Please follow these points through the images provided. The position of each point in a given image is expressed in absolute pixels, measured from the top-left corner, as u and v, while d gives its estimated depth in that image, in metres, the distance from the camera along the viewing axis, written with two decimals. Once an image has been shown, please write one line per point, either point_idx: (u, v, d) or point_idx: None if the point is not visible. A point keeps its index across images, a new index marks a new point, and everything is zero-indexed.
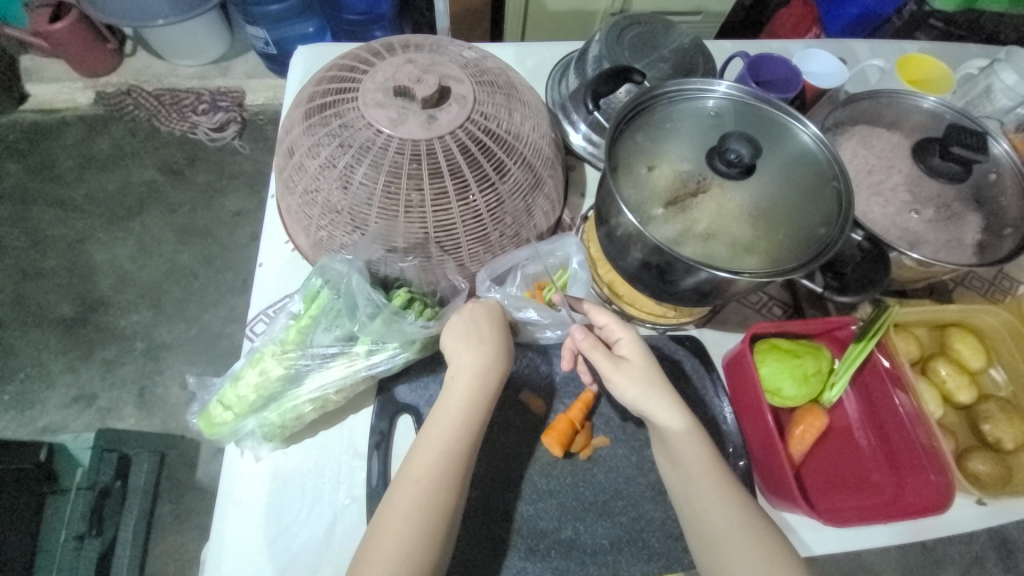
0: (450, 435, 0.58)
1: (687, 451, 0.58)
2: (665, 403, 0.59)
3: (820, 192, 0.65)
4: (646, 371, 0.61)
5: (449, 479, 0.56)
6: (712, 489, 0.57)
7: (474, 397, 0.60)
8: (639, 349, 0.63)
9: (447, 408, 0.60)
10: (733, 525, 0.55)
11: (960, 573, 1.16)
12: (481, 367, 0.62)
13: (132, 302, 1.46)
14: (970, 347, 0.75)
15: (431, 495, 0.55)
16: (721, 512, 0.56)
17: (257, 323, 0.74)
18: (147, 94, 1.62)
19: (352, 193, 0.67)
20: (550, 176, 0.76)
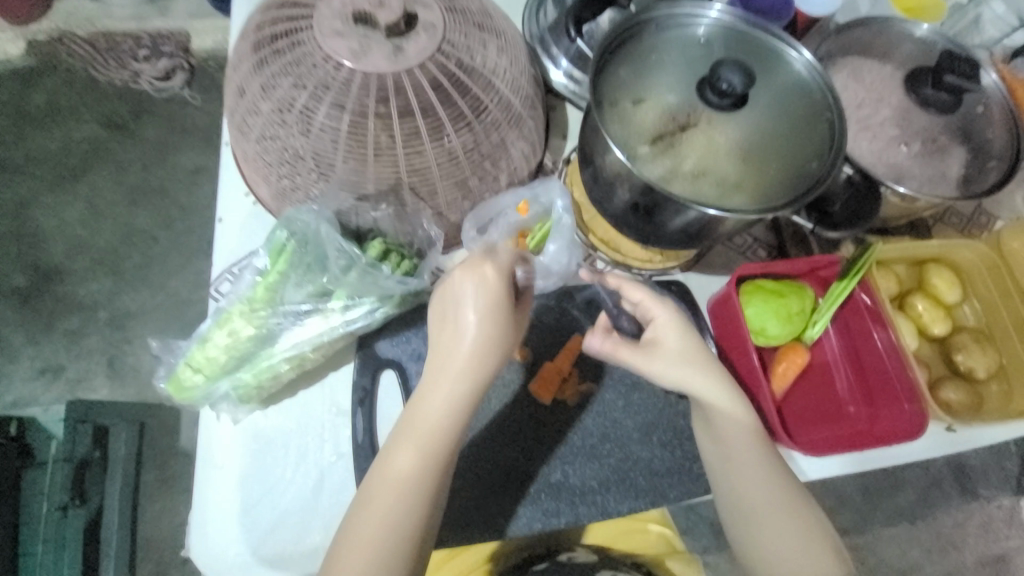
0: (420, 456, 0.54)
1: (735, 427, 0.60)
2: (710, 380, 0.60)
3: (812, 125, 0.62)
4: (689, 352, 0.61)
5: (439, 464, 0.54)
6: (757, 464, 0.59)
7: (466, 378, 0.55)
8: (680, 330, 0.62)
9: (435, 390, 0.55)
10: (769, 499, 0.58)
11: (918, 494, 1.25)
12: (473, 344, 0.55)
13: (90, 270, 1.37)
14: (947, 281, 0.77)
15: (419, 482, 0.53)
16: (760, 486, 0.59)
17: (222, 282, 0.69)
18: (80, 40, 1.43)
19: (314, 137, 0.61)
20: (530, 115, 0.71)
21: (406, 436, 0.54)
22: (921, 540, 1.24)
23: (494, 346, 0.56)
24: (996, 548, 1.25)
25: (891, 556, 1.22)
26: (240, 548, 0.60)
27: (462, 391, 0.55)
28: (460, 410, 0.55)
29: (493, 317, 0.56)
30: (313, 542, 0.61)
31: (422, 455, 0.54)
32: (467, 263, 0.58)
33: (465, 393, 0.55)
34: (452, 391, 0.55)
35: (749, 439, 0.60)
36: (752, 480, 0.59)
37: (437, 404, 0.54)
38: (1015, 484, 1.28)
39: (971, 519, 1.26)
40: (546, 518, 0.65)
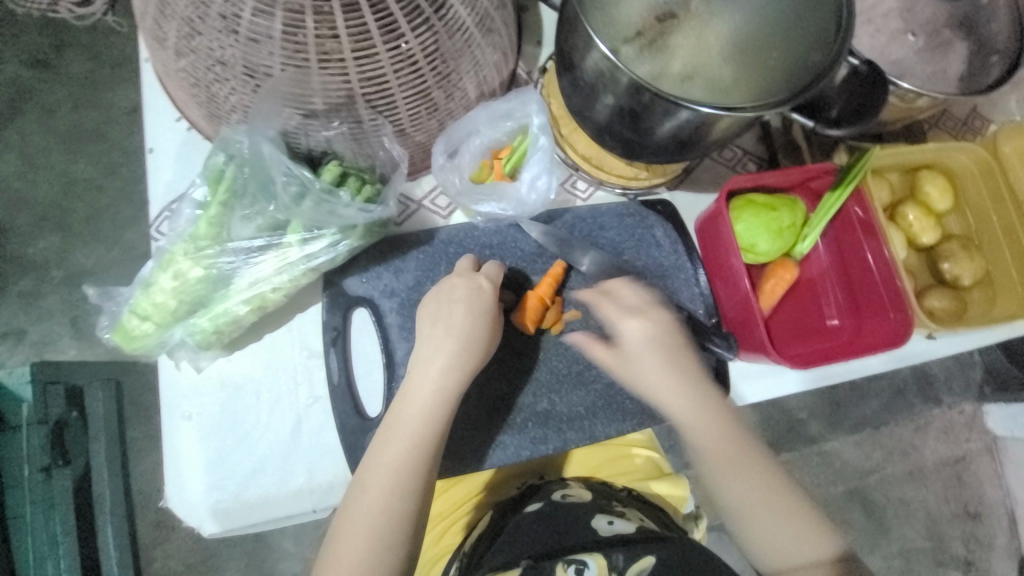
0: (412, 435, 0.53)
1: (702, 433, 0.59)
2: (671, 388, 0.60)
3: (820, 8, 0.54)
4: (663, 357, 0.61)
5: (435, 441, 0.53)
6: (733, 467, 0.58)
7: (456, 360, 0.56)
8: (651, 335, 0.62)
9: (426, 375, 0.55)
10: (754, 498, 0.57)
11: (886, 403, 1.32)
12: (466, 328, 0.57)
13: (34, 225, 1.25)
14: (939, 188, 0.74)
15: (413, 458, 0.52)
16: (741, 488, 0.57)
17: (162, 222, 0.62)
18: None
19: (243, 40, 0.51)
20: (499, 10, 0.62)
21: (397, 420, 0.54)
22: (886, 445, 1.32)
23: (485, 333, 0.58)
24: (954, 448, 1.34)
25: (859, 460, 1.30)
26: (219, 496, 0.58)
27: (452, 372, 0.55)
28: (449, 392, 0.55)
29: (480, 315, 0.58)
30: (296, 484, 0.59)
31: (414, 438, 0.53)
32: (455, 274, 0.60)
33: (454, 383, 0.55)
34: (445, 370, 0.55)
35: (721, 443, 0.58)
36: (733, 483, 0.57)
37: (429, 385, 0.55)
38: (975, 390, 1.35)
39: (933, 424, 1.34)
40: (534, 445, 0.65)
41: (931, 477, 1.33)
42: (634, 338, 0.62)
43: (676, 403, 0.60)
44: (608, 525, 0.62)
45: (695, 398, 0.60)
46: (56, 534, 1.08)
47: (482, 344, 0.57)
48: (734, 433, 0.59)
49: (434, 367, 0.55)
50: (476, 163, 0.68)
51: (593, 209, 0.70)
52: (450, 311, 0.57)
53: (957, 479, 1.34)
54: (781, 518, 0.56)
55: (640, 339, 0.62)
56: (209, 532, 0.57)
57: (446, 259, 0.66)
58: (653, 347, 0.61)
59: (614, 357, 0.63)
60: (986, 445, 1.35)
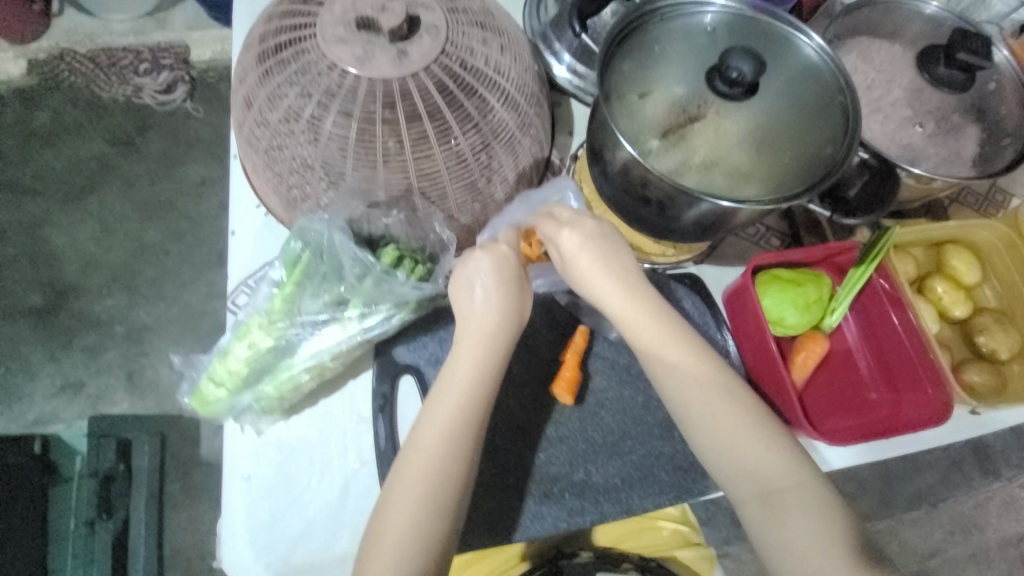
0: (434, 452, 0.52)
1: (650, 333, 0.57)
2: (616, 292, 0.58)
3: (826, 110, 0.61)
4: (602, 262, 0.59)
5: (457, 457, 0.53)
6: (684, 374, 0.56)
7: (476, 387, 0.54)
8: (587, 243, 0.59)
9: (448, 401, 0.54)
10: (717, 414, 0.55)
11: (940, 477, 1.24)
12: (490, 352, 0.56)
13: (105, 285, 1.38)
14: (965, 263, 0.75)
15: (437, 475, 0.52)
16: (700, 397, 0.56)
17: (238, 295, 0.70)
18: (82, 57, 1.45)
19: (322, 146, 0.61)
20: (536, 112, 0.71)
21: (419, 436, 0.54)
22: (943, 522, 1.23)
23: (505, 333, 0.57)
24: (1019, 527, 1.24)
25: (915, 541, 1.21)
26: (271, 558, 0.61)
27: (472, 398, 0.54)
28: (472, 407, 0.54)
29: (499, 313, 0.57)
30: (341, 549, 0.61)
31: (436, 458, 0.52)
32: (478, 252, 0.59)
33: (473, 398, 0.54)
34: (469, 383, 0.54)
35: (671, 347, 0.57)
36: (687, 392, 0.56)
37: (446, 411, 0.53)
38: None
39: (994, 500, 1.24)
40: (570, 517, 0.65)
41: (994, 558, 1.23)
42: (569, 244, 0.59)
43: (620, 306, 0.58)
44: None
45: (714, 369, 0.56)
46: None
47: (501, 344, 0.56)
48: (684, 336, 0.57)
49: (460, 396, 0.54)
50: None
51: None
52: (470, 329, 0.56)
53: None
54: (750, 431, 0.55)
55: (576, 245, 0.59)
56: None
57: None
58: (587, 252, 0.59)
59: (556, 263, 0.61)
60: None
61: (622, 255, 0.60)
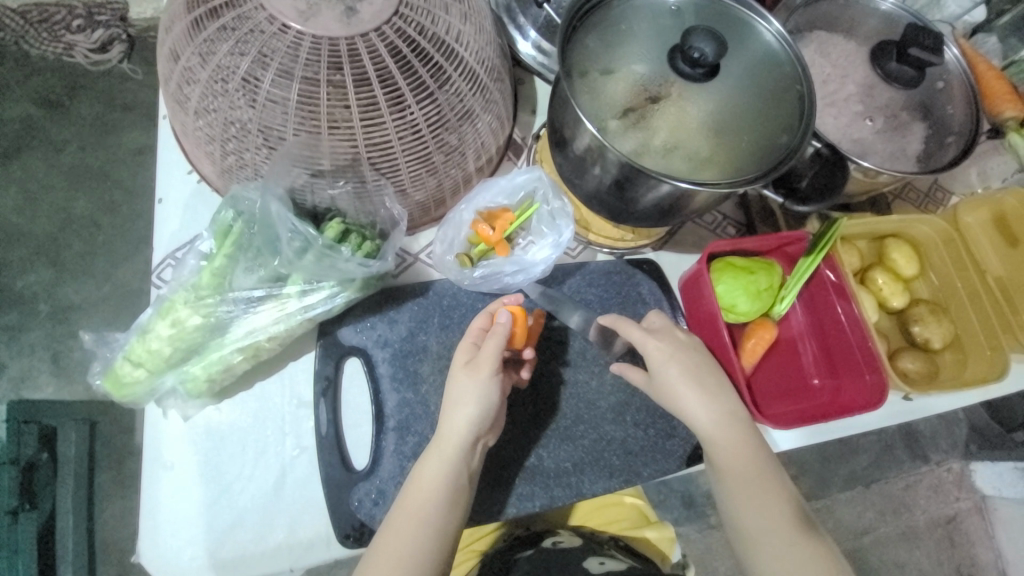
0: (414, 536, 0.53)
1: (728, 450, 0.59)
2: (700, 405, 0.61)
3: (783, 97, 0.61)
4: (688, 375, 0.62)
5: (438, 535, 0.54)
6: (751, 492, 0.58)
7: (454, 470, 0.56)
8: (670, 355, 0.62)
9: (416, 508, 0.54)
10: (776, 537, 0.56)
11: (873, 460, 1.32)
12: (454, 456, 0.56)
13: (28, 259, 1.25)
14: (905, 256, 0.79)
15: (418, 559, 0.52)
16: (764, 511, 0.58)
17: (165, 268, 0.64)
18: (9, 11, 1.27)
19: (260, 107, 0.56)
20: (497, 86, 0.68)
21: (402, 517, 0.54)
22: (877, 502, 1.30)
23: (485, 420, 0.58)
24: (943, 507, 1.33)
25: (850, 520, 1.28)
26: (197, 550, 0.56)
27: (450, 479, 0.56)
28: (454, 485, 0.56)
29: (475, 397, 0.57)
30: (276, 541, 0.58)
31: (421, 541, 0.53)
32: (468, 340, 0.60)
33: (453, 478, 0.56)
34: (448, 466, 0.56)
35: (743, 465, 0.59)
36: (750, 510, 0.58)
37: (418, 511, 0.54)
38: (960, 448, 1.37)
39: (922, 481, 1.34)
40: (520, 502, 0.64)
41: (923, 537, 1.31)
42: (655, 354, 0.62)
43: (705, 419, 0.60)
44: (601, 564, 0.66)
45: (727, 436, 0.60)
46: None
47: (482, 430, 0.58)
48: (757, 454, 0.59)
49: (426, 498, 0.55)
50: (470, 231, 0.70)
51: (584, 270, 0.73)
52: (443, 437, 0.57)
53: (947, 538, 1.32)
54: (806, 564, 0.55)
55: (662, 356, 0.62)
56: None
57: (439, 312, 0.68)
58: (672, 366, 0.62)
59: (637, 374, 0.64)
60: (976, 504, 1.35)
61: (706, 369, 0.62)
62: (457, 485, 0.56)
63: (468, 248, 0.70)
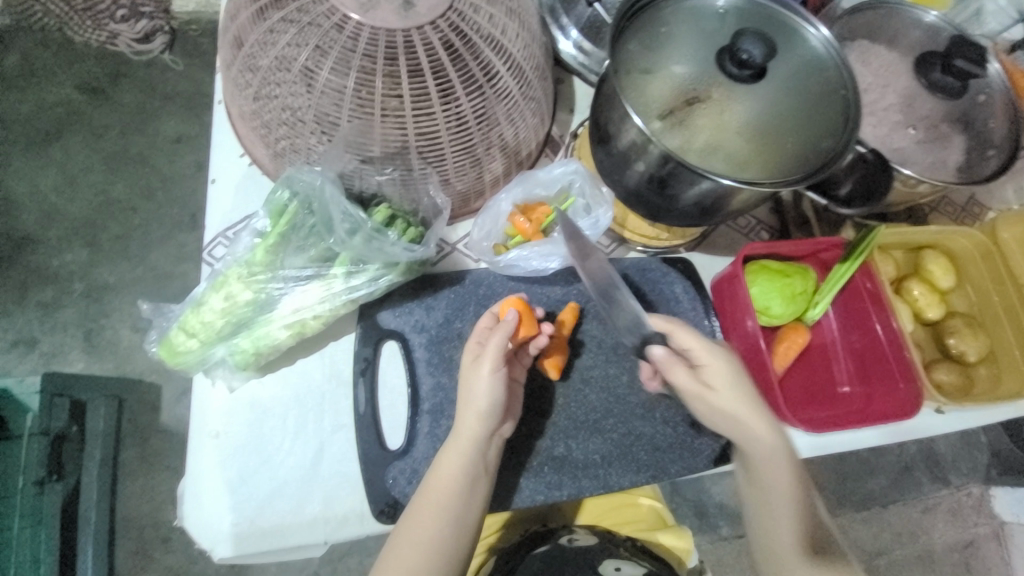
0: (430, 517, 0.55)
1: (779, 473, 0.59)
2: (763, 428, 0.59)
3: (829, 102, 0.61)
4: (750, 394, 0.60)
5: (452, 520, 0.55)
6: (794, 514, 0.58)
7: (471, 462, 0.57)
8: (733, 372, 0.61)
9: (436, 501, 0.56)
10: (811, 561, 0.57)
11: (891, 479, 1.30)
12: (472, 452, 0.57)
13: (66, 239, 1.24)
14: (942, 267, 0.78)
15: (434, 539, 0.55)
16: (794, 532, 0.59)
17: (216, 247, 0.68)
18: None
19: (317, 94, 0.58)
20: (541, 83, 0.69)
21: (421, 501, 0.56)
22: (893, 523, 1.28)
23: (498, 410, 0.58)
24: (961, 532, 1.30)
25: (866, 540, 1.26)
26: (236, 518, 0.58)
27: (467, 470, 0.56)
28: (471, 473, 0.57)
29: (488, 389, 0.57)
30: (312, 513, 0.60)
31: (435, 523, 0.55)
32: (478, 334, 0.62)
33: (471, 469, 0.57)
34: (466, 457, 0.57)
35: (792, 489, 0.58)
36: (787, 532, 0.58)
37: (434, 496, 0.56)
38: (980, 472, 1.34)
39: (940, 504, 1.31)
40: (548, 491, 0.65)
41: (939, 561, 1.28)
42: (717, 367, 0.61)
43: (766, 441, 0.59)
44: (616, 569, 0.65)
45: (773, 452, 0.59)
46: None
47: (495, 420, 0.58)
48: (806, 484, 0.59)
49: (446, 491, 0.56)
50: (507, 224, 0.71)
51: (618, 266, 0.74)
52: (461, 430, 0.57)
53: (965, 564, 1.29)
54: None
55: (724, 370, 0.60)
56: (220, 555, 0.57)
57: (474, 301, 0.69)
58: (737, 382, 0.60)
59: (701, 384, 0.60)
60: (994, 530, 1.32)
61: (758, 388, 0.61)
62: (474, 475, 0.57)
63: (506, 239, 0.72)
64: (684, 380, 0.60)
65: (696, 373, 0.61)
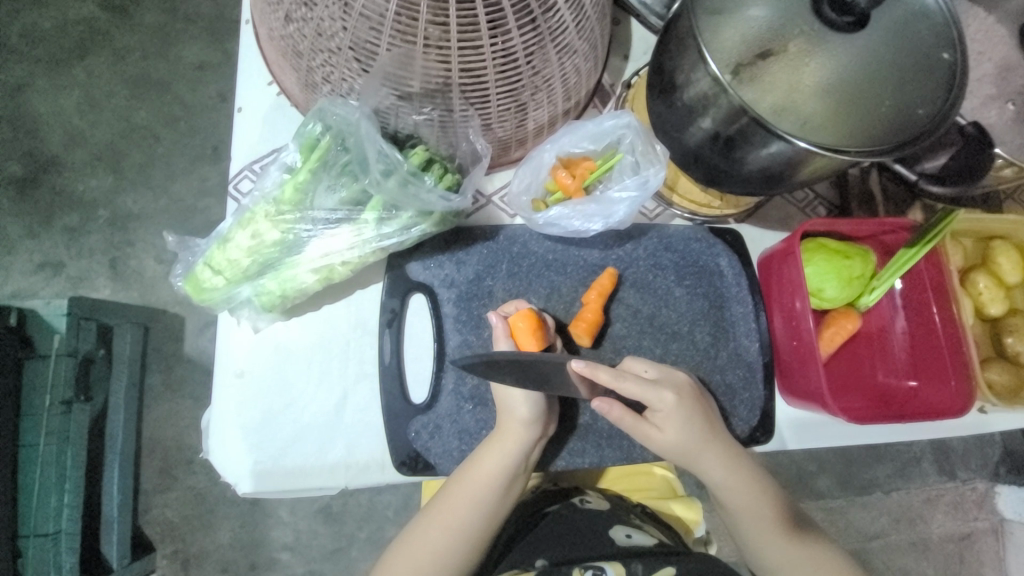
0: (464, 513, 0.57)
1: (738, 493, 0.63)
2: (716, 463, 0.62)
3: (933, 62, 0.53)
4: (701, 435, 0.61)
5: (487, 513, 0.58)
6: (764, 523, 0.63)
7: (508, 464, 0.58)
8: (687, 416, 0.60)
9: (470, 488, 0.57)
10: (795, 557, 0.63)
11: (899, 468, 1.29)
12: (513, 452, 0.57)
13: (90, 163, 1.22)
14: (1013, 261, 0.72)
15: (467, 531, 0.57)
16: (774, 538, 0.63)
17: (242, 181, 0.65)
18: None
19: (354, 17, 0.51)
20: (600, 20, 0.61)
21: (455, 496, 0.57)
22: (893, 510, 1.28)
23: (538, 426, 0.58)
24: (963, 526, 1.30)
25: (865, 524, 1.27)
26: (260, 457, 0.59)
27: (505, 472, 0.57)
28: (507, 477, 0.58)
29: (526, 405, 0.58)
30: (334, 458, 0.60)
31: (468, 519, 0.57)
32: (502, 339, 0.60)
33: (507, 472, 0.58)
34: (503, 460, 0.57)
35: (755, 503, 0.63)
36: (767, 541, 0.63)
37: (469, 492, 0.57)
38: (991, 469, 1.32)
39: (944, 497, 1.29)
40: (568, 456, 0.65)
41: (934, 550, 1.29)
42: (668, 414, 0.59)
43: (720, 474, 0.62)
44: (627, 537, 0.65)
45: (736, 470, 0.62)
46: (64, 471, 0.99)
47: (533, 437, 0.58)
48: (765, 495, 0.63)
49: (483, 485, 0.57)
50: (548, 178, 0.67)
51: (662, 234, 0.69)
52: (505, 431, 0.58)
53: (961, 557, 1.30)
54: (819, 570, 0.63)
55: (674, 417, 0.59)
56: (244, 491, 0.59)
57: (507, 259, 0.66)
58: (689, 427, 0.60)
59: (648, 427, 0.60)
60: (994, 526, 1.31)
61: (715, 422, 0.62)
62: (512, 476, 0.58)
63: (545, 195, 0.67)
64: (631, 424, 0.60)
65: (647, 414, 0.61)
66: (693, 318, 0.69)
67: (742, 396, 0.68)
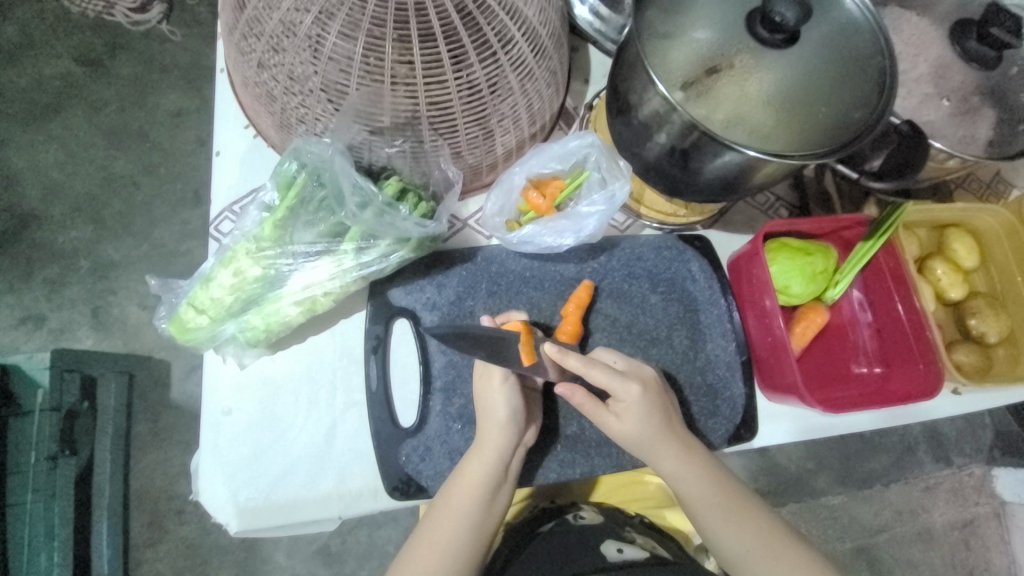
0: (453, 526, 0.57)
1: (694, 488, 0.62)
2: (674, 456, 0.62)
3: (864, 70, 0.58)
4: (662, 429, 0.62)
5: (477, 526, 0.58)
6: (724, 517, 0.62)
7: (493, 473, 0.58)
8: (645, 408, 0.61)
9: (458, 499, 0.58)
10: (759, 552, 0.62)
11: (894, 459, 1.30)
12: (496, 460, 0.58)
13: (69, 215, 1.22)
14: (966, 246, 0.76)
15: (457, 545, 0.57)
16: (737, 533, 0.62)
17: (223, 222, 0.67)
18: None
19: (324, 61, 0.55)
20: (556, 49, 0.65)
21: (443, 510, 0.57)
22: (893, 502, 1.29)
23: (516, 433, 0.59)
24: (964, 512, 1.31)
25: (867, 517, 1.27)
26: (249, 493, 0.59)
27: (488, 482, 0.58)
28: (492, 486, 0.58)
29: (500, 409, 0.59)
30: (326, 489, 0.60)
31: (457, 532, 0.57)
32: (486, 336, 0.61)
33: (490, 481, 0.58)
34: (488, 469, 0.58)
35: (715, 498, 0.63)
36: (733, 535, 0.62)
37: (455, 504, 0.57)
38: (984, 452, 1.34)
39: (941, 484, 1.31)
40: (561, 468, 0.66)
41: (938, 539, 1.30)
42: (631, 404, 0.61)
43: (675, 467, 0.62)
44: (619, 552, 0.64)
45: (693, 459, 0.63)
46: (52, 527, 0.99)
47: (513, 444, 0.59)
48: (721, 487, 0.63)
49: (468, 496, 0.57)
50: (522, 198, 0.69)
51: (633, 244, 0.72)
52: (487, 440, 0.59)
53: (966, 543, 1.31)
54: (782, 566, 0.61)
55: (637, 407, 0.61)
56: (235, 529, 0.58)
57: (487, 279, 0.68)
58: (647, 420, 0.61)
59: (607, 414, 0.61)
60: (995, 509, 1.33)
61: (676, 420, 0.63)
62: (498, 483, 0.59)
63: (518, 215, 0.70)
64: (591, 409, 0.61)
65: (609, 403, 0.62)
66: (670, 323, 0.71)
67: (723, 396, 0.70)
